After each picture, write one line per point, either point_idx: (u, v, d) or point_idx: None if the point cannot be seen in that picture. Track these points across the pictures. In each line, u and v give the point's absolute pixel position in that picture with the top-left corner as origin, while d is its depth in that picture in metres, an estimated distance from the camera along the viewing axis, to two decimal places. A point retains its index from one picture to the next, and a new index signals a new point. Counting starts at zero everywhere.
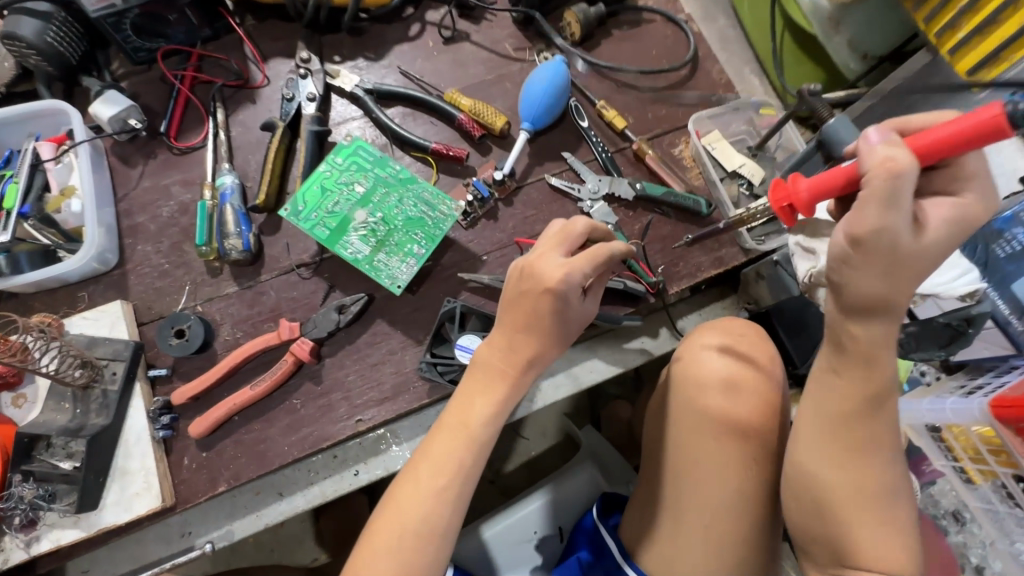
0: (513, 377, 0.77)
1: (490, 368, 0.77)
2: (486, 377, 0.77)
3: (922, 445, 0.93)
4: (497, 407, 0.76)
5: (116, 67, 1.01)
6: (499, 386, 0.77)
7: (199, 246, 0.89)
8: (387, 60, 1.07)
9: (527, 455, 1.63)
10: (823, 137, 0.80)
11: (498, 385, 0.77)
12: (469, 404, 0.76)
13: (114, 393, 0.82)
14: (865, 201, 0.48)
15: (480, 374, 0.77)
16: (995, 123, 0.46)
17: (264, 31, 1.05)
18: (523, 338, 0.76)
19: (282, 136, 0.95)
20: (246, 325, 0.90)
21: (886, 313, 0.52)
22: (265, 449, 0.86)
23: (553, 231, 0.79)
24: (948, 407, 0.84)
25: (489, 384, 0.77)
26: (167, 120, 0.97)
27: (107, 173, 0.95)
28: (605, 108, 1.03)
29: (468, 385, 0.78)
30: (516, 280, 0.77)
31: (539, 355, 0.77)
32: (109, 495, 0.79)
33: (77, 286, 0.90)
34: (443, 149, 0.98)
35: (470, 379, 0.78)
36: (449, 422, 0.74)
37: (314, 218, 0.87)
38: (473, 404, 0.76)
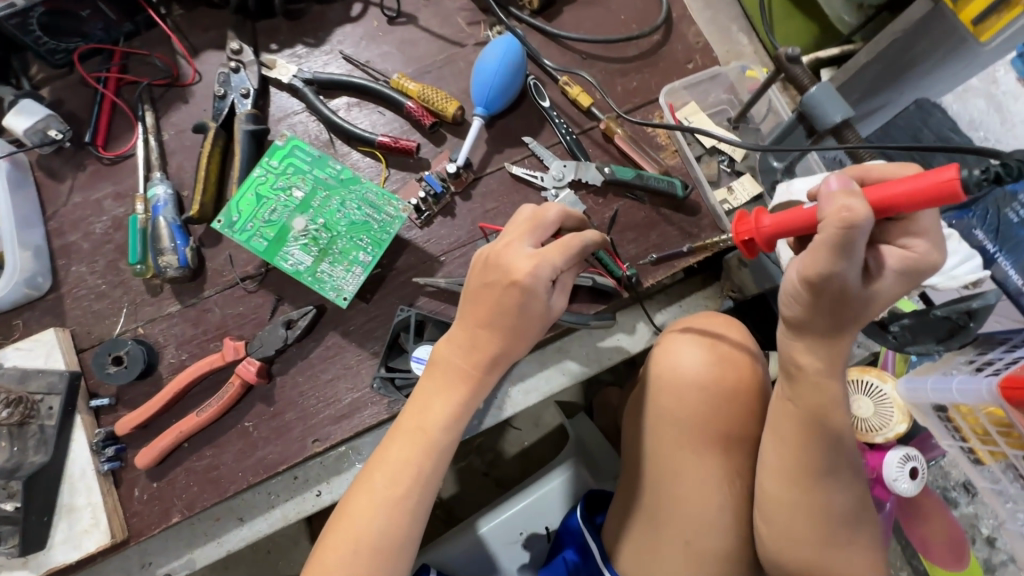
0: (478, 378, 0.65)
1: (451, 367, 0.65)
2: (449, 375, 0.65)
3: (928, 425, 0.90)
4: (461, 409, 0.65)
5: (36, 72, 0.93)
6: (461, 387, 0.65)
7: (133, 264, 0.84)
8: (328, 45, 0.98)
9: (521, 446, 1.47)
10: (802, 108, 0.71)
11: (461, 384, 0.65)
12: (429, 405, 0.65)
13: (52, 428, 0.78)
14: (817, 247, 0.46)
15: (441, 370, 0.66)
16: (947, 190, 0.40)
17: (192, 20, 0.96)
18: (487, 336, 0.65)
19: (215, 138, 0.87)
20: (191, 346, 0.85)
21: (829, 343, 0.54)
22: (219, 475, 0.81)
23: (523, 215, 0.68)
24: (954, 386, 0.81)
25: (448, 383, 0.65)
26: (92, 128, 0.90)
27: (33, 190, 0.88)
28: (568, 84, 0.94)
29: (425, 383, 0.66)
30: (479, 271, 0.66)
31: (507, 356, 0.66)
32: (57, 533, 0.77)
33: (11, 314, 0.85)
34: (390, 142, 0.89)
35: (429, 377, 0.67)
36: (403, 425, 0.63)
37: (249, 229, 0.81)
38: (430, 405, 0.65)
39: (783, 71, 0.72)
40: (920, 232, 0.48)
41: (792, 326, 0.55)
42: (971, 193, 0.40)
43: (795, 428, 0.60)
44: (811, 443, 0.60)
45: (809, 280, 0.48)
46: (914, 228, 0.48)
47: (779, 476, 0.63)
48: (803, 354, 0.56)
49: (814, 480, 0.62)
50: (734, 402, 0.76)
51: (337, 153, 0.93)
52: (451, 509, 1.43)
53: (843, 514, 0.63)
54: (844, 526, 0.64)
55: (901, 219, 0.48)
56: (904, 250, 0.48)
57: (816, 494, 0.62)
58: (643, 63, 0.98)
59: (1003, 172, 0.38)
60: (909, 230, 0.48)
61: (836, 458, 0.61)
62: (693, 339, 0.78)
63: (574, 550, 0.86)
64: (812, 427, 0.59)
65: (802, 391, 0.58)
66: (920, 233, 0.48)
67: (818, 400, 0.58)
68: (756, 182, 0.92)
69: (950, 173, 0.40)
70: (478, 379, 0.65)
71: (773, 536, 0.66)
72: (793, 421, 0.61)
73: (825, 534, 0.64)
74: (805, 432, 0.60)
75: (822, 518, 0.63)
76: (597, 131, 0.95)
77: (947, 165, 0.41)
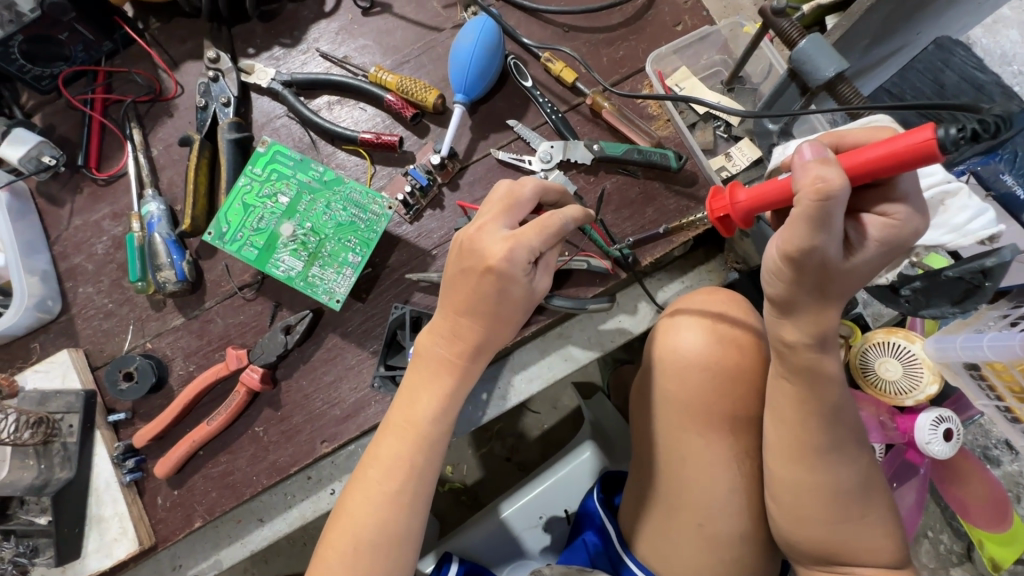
0: (462, 367, 0.66)
1: (433, 358, 0.67)
2: (430, 368, 0.67)
3: (962, 385, 0.90)
4: (447, 400, 0.67)
5: (27, 99, 0.95)
6: (447, 378, 0.67)
7: (133, 282, 0.85)
8: (305, 44, 0.96)
9: (540, 429, 1.47)
10: (793, 65, 0.66)
11: (445, 374, 0.67)
12: (415, 400, 0.67)
13: (74, 444, 0.82)
14: (795, 220, 0.45)
15: (423, 366, 0.67)
16: (921, 151, 0.40)
17: (169, 32, 0.96)
18: (467, 325, 0.65)
19: (201, 150, 0.87)
20: (198, 357, 0.86)
21: (819, 321, 0.53)
22: (235, 480, 0.83)
23: (497, 194, 0.67)
24: (985, 344, 0.80)
25: (434, 374, 0.67)
26: (83, 151, 0.91)
27: (36, 217, 0.91)
28: (550, 60, 0.90)
29: (409, 378, 0.68)
30: (455, 259, 0.66)
31: (489, 343, 0.67)
32: (90, 543, 0.81)
33: (28, 338, 0.88)
34: (372, 138, 0.88)
35: (413, 372, 0.69)
36: (390, 420, 0.66)
37: (240, 238, 0.82)
38: (416, 400, 0.67)
39: (769, 26, 0.67)
40: (902, 197, 0.45)
41: (781, 305, 0.53)
42: (948, 153, 0.39)
43: (792, 405, 0.60)
44: (812, 419, 0.60)
45: (789, 255, 0.47)
46: (895, 195, 0.46)
47: (783, 452, 0.63)
48: (793, 334, 0.55)
49: (818, 456, 0.62)
50: (739, 382, 0.74)
51: (320, 154, 0.92)
52: (476, 494, 1.44)
53: (852, 490, 0.63)
54: (855, 502, 0.63)
55: (885, 183, 0.46)
56: (885, 218, 0.46)
57: (822, 470, 0.62)
58: (628, 31, 0.93)
59: (978, 127, 0.37)
60: (889, 197, 0.46)
61: (838, 433, 0.61)
62: (693, 319, 0.75)
63: (594, 531, 0.82)
64: (810, 404, 0.59)
65: (798, 369, 0.58)
66: (903, 198, 0.45)
67: (813, 377, 0.58)
68: (754, 146, 0.87)
69: (924, 134, 0.39)
70: (461, 368, 0.66)
71: (785, 515, 0.66)
72: (792, 399, 0.60)
73: (837, 512, 0.63)
74: (804, 409, 0.60)
75: (830, 494, 0.63)
76: (584, 107, 0.91)
77: (922, 126, 0.40)
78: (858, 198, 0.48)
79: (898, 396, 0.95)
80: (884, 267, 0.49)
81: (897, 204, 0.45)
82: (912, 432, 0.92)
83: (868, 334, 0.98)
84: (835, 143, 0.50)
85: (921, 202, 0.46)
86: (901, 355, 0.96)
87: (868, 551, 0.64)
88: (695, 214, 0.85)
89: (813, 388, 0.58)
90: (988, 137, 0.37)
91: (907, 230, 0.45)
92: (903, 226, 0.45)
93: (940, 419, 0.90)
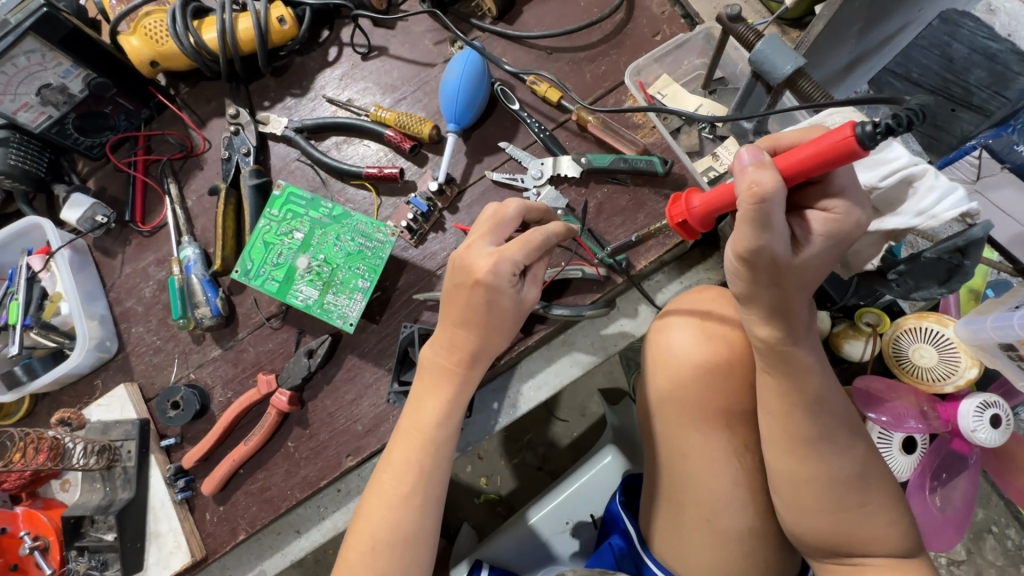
0: (462, 374, 0.72)
1: (437, 367, 0.73)
2: (433, 376, 0.73)
3: (1000, 366, 0.87)
4: (448, 405, 0.72)
5: (82, 167, 1.08)
6: (447, 386, 0.72)
7: (176, 319, 0.95)
8: (313, 92, 1.05)
9: (569, 437, 1.49)
10: (755, 68, 0.69)
11: (446, 382, 0.72)
12: (422, 406, 0.72)
13: (132, 468, 0.92)
14: (740, 221, 0.48)
15: (427, 374, 0.73)
16: (844, 148, 0.43)
17: (196, 95, 1.07)
18: (464, 335, 0.70)
19: (227, 197, 0.97)
20: (235, 384, 0.95)
21: (782, 313, 0.56)
22: (272, 494, 0.91)
23: (485, 215, 0.72)
24: (1016, 321, 0.81)
25: (436, 382, 0.73)
26: (130, 207, 1.03)
27: (93, 268, 1.03)
28: (535, 83, 0.95)
29: (417, 387, 0.74)
30: (449, 275, 0.71)
31: (486, 350, 0.72)
32: (150, 556, 0.91)
33: (92, 375, 1.00)
34: (376, 172, 0.95)
35: (419, 382, 0.74)
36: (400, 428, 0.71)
37: (262, 274, 0.90)
38: (423, 406, 0.72)
39: (730, 31, 0.72)
40: (838, 191, 0.50)
41: (745, 303, 0.56)
42: (868, 148, 0.42)
43: (777, 399, 0.63)
44: (797, 410, 0.62)
45: (741, 255, 0.50)
46: (832, 190, 0.50)
47: (775, 445, 0.65)
48: (764, 327, 0.58)
49: (810, 447, 0.63)
50: (736, 379, 0.75)
51: (331, 190, 1.00)
52: (510, 504, 1.47)
53: (849, 479, 0.64)
54: (855, 490, 0.64)
55: (820, 180, 0.51)
56: (827, 213, 0.50)
57: (815, 461, 0.64)
58: (609, 46, 0.97)
59: (890, 124, 0.39)
60: (827, 193, 0.50)
61: (827, 423, 0.63)
62: (683, 319, 0.77)
63: (620, 534, 0.83)
64: (794, 395, 0.62)
65: (775, 361, 0.61)
66: (840, 192, 0.50)
67: (789, 367, 0.61)
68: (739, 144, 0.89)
69: (844, 132, 0.43)
70: (460, 376, 0.72)
71: (788, 508, 0.66)
72: (775, 393, 0.63)
73: (837, 502, 0.64)
74: (788, 401, 0.62)
75: (827, 484, 0.64)
76: (571, 122, 0.96)
77: (843, 125, 0.43)
78: (801, 196, 0.52)
79: (937, 383, 0.94)
80: (834, 259, 0.52)
81: (836, 199, 0.50)
82: (956, 421, 0.90)
83: (897, 321, 0.96)
84: (773, 146, 0.54)
85: (857, 194, 0.50)
86: (935, 340, 0.94)
87: (875, 541, 0.64)
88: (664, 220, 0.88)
89: (793, 377, 0.61)
90: (903, 131, 0.39)
91: (848, 222, 0.49)
92: (844, 218, 0.49)
93: (985, 404, 0.88)
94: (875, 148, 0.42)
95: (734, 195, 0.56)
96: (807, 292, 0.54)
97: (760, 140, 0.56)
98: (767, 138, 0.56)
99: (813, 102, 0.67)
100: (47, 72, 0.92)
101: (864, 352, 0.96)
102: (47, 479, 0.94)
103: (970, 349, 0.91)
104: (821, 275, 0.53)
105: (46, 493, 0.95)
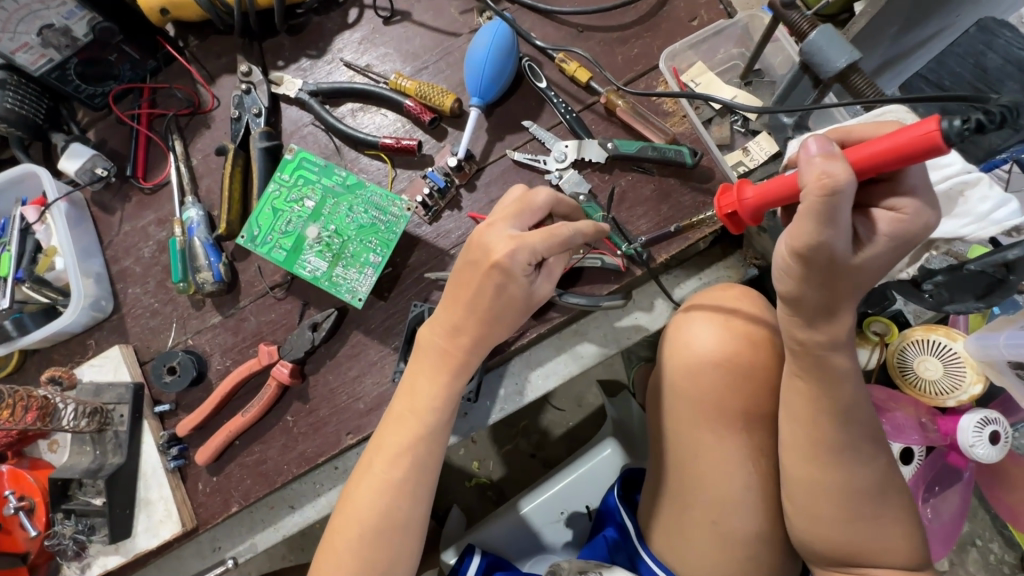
0: (457, 360, 0.69)
1: (434, 349, 0.70)
2: (430, 357, 0.70)
3: (1007, 383, 0.85)
4: (445, 390, 0.69)
5: (82, 117, 1.03)
6: (443, 372, 0.69)
7: (176, 283, 0.92)
8: (330, 55, 1.00)
9: (565, 426, 1.47)
10: (805, 58, 0.66)
11: (443, 366, 0.70)
12: (416, 389, 0.70)
13: (124, 432, 0.90)
14: (803, 215, 0.49)
15: (423, 355, 0.70)
16: (926, 143, 0.43)
17: (206, 49, 1.02)
18: (462, 317, 0.68)
19: (235, 158, 0.93)
20: (234, 353, 0.92)
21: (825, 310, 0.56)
22: (266, 468, 0.89)
23: (509, 200, 0.69)
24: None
25: (433, 367, 0.70)
26: (131, 162, 0.99)
27: (91, 224, 0.99)
28: (564, 61, 0.91)
29: (412, 368, 0.71)
30: (462, 252, 0.68)
31: (484, 339, 0.69)
32: (139, 523, 0.88)
33: (85, 334, 0.96)
34: (392, 143, 0.91)
35: (415, 361, 0.72)
36: (393, 410, 0.69)
37: (269, 241, 0.87)
38: (419, 387, 0.70)
39: (781, 18, 0.68)
40: (908, 191, 0.50)
41: (791, 302, 0.57)
42: (952, 143, 0.42)
43: (804, 404, 0.63)
44: (822, 416, 0.62)
45: (799, 249, 0.51)
46: (901, 189, 0.50)
47: (797, 450, 0.64)
48: (803, 329, 0.59)
49: (833, 454, 0.63)
50: (756, 379, 0.74)
51: (345, 159, 0.96)
52: (502, 489, 1.45)
53: (867, 489, 0.63)
54: (872, 503, 0.63)
55: (890, 179, 0.50)
56: (894, 213, 0.50)
57: (836, 470, 0.63)
58: (643, 28, 0.93)
59: (980, 120, 0.40)
60: (894, 192, 0.50)
61: (852, 432, 0.62)
62: (705, 316, 0.76)
63: (614, 527, 0.83)
64: (821, 400, 0.61)
65: (809, 364, 0.60)
66: (910, 191, 0.50)
67: (823, 372, 0.60)
68: (773, 140, 0.86)
69: (929, 126, 0.43)
70: (459, 361, 0.69)
71: (799, 513, 0.66)
72: (803, 396, 0.63)
73: (852, 513, 0.64)
74: (815, 406, 0.62)
75: (845, 493, 0.63)
76: (599, 106, 0.92)
77: (928, 118, 0.43)
78: (865, 193, 0.52)
79: (939, 397, 0.92)
80: (891, 263, 0.52)
81: (905, 198, 0.50)
82: (955, 434, 0.89)
83: (905, 331, 0.95)
84: (842, 139, 0.54)
85: (927, 195, 0.50)
86: (941, 353, 0.92)
87: (885, 552, 0.63)
88: (707, 212, 0.85)
89: (822, 382, 0.61)
90: (991, 129, 0.40)
91: (915, 223, 0.49)
92: (911, 220, 0.49)
93: (986, 421, 0.86)
94: (955, 147, 0.43)
95: (788, 187, 0.55)
96: (853, 294, 0.54)
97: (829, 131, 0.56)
98: (835, 129, 0.55)
99: (865, 100, 0.65)
100: (49, 11, 0.85)
101: (870, 360, 0.96)
102: (35, 438, 0.91)
103: (976, 363, 0.90)
104: (874, 277, 0.53)
105: (33, 453, 0.92)
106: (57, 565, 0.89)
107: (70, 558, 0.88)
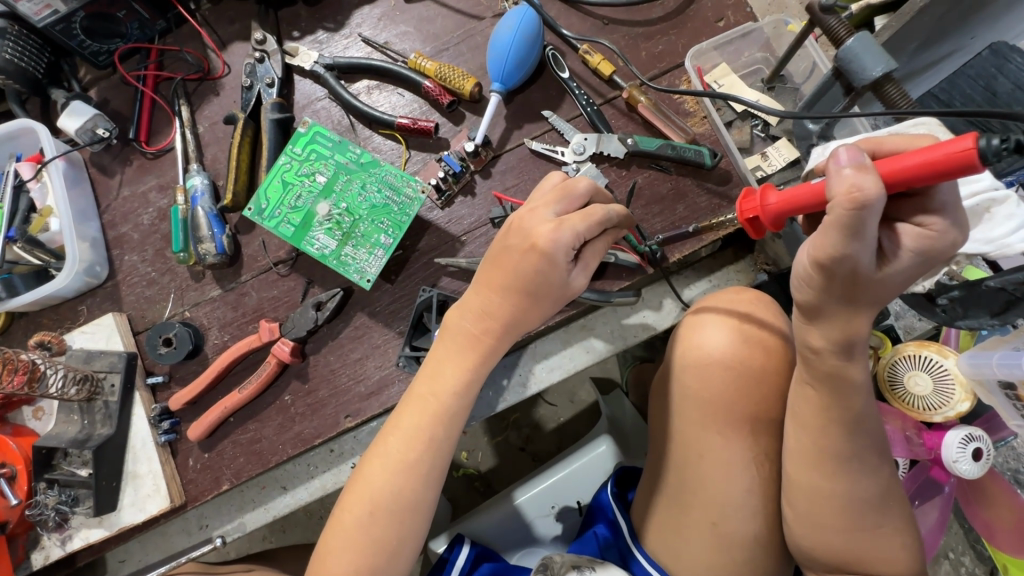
0: (489, 346, 0.69)
1: (460, 333, 0.69)
2: (457, 340, 0.69)
3: (995, 403, 0.86)
4: (473, 374, 0.69)
5: (84, 74, 1.00)
6: (471, 354, 0.69)
7: (176, 253, 0.89)
8: (348, 29, 0.98)
9: (556, 421, 1.45)
10: (840, 64, 0.71)
11: (472, 350, 0.69)
12: (441, 371, 0.69)
13: (115, 402, 0.87)
14: (829, 227, 0.48)
15: (452, 339, 0.70)
16: (960, 161, 0.43)
17: (219, 13, 0.99)
18: (499, 302, 0.68)
19: (244, 128, 0.89)
20: (233, 328, 0.90)
21: (843, 320, 0.56)
22: (261, 448, 0.87)
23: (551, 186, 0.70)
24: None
25: (461, 349, 0.69)
26: (134, 125, 0.95)
27: (88, 186, 0.95)
28: (588, 53, 0.90)
29: (438, 351, 0.71)
30: (506, 235, 0.69)
31: (518, 323, 0.69)
32: (125, 497, 0.86)
33: (77, 300, 0.93)
34: (409, 123, 0.89)
35: (440, 345, 0.71)
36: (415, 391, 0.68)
37: (277, 215, 0.84)
38: (444, 371, 0.69)
39: (817, 23, 0.73)
40: (939, 208, 0.49)
41: (809, 310, 0.58)
42: (988, 163, 0.42)
43: (813, 412, 0.64)
44: (832, 426, 0.63)
45: (821, 261, 0.51)
46: (933, 207, 0.50)
47: (803, 457, 0.67)
48: (821, 339, 0.59)
49: (838, 464, 0.65)
50: (763, 382, 0.75)
51: (358, 137, 0.94)
52: (489, 480, 1.44)
53: (869, 500, 0.66)
54: (872, 513, 0.66)
55: (920, 195, 0.50)
56: (922, 229, 0.50)
57: (840, 478, 0.65)
58: (668, 25, 0.92)
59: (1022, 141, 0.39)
60: (926, 209, 0.50)
61: (859, 444, 0.64)
62: (719, 317, 0.76)
63: (605, 524, 0.82)
64: (832, 411, 0.63)
65: (822, 375, 0.61)
66: (940, 209, 0.49)
67: (837, 385, 0.61)
68: (792, 147, 0.87)
69: (965, 143, 0.42)
70: (481, 348, 0.69)
71: (800, 519, 0.68)
72: (814, 406, 0.64)
73: (852, 520, 0.66)
74: (826, 417, 0.63)
75: (848, 503, 0.66)
76: (620, 100, 0.91)
77: (965, 135, 0.43)
78: (895, 207, 0.52)
79: (927, 413, 0.92)
80: (913, 278, 0.53)
81: (935, 216, 0.50)
82: (940, 449, 0.89)
83: (898, 346, 0.95)
84: (874, 150, 0.54)
85: (957, 215, 0.50)
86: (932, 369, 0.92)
87: (882, 561, 0.66)
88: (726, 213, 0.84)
89: (834, 394, 0.62)
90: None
91: (943, 241, 0.49)
92: (940, 237, 0.49)
93: (970, 437, 0.86)
94: (990, 167, 0.42)
95: (814, 195, 0.55)
96: (874, 305, 0.55)
97: (861, 142, 0.56)
98: (867, 140, 0.56)
99: (898, 112, 0.67)
100: None
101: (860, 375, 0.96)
102: (20, 404, 0.88)
103: (965, 382, 0.90)
104: (896, 292, 0.54)
105: (16, 420, 0.89)
106: (36, 536, 0.87)
107: (51, 530, 0.86)
